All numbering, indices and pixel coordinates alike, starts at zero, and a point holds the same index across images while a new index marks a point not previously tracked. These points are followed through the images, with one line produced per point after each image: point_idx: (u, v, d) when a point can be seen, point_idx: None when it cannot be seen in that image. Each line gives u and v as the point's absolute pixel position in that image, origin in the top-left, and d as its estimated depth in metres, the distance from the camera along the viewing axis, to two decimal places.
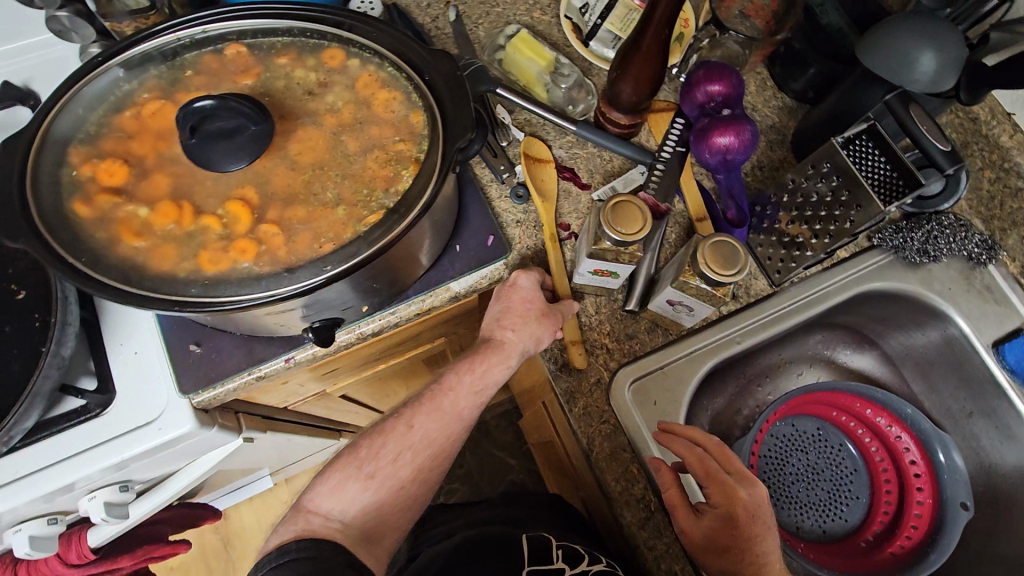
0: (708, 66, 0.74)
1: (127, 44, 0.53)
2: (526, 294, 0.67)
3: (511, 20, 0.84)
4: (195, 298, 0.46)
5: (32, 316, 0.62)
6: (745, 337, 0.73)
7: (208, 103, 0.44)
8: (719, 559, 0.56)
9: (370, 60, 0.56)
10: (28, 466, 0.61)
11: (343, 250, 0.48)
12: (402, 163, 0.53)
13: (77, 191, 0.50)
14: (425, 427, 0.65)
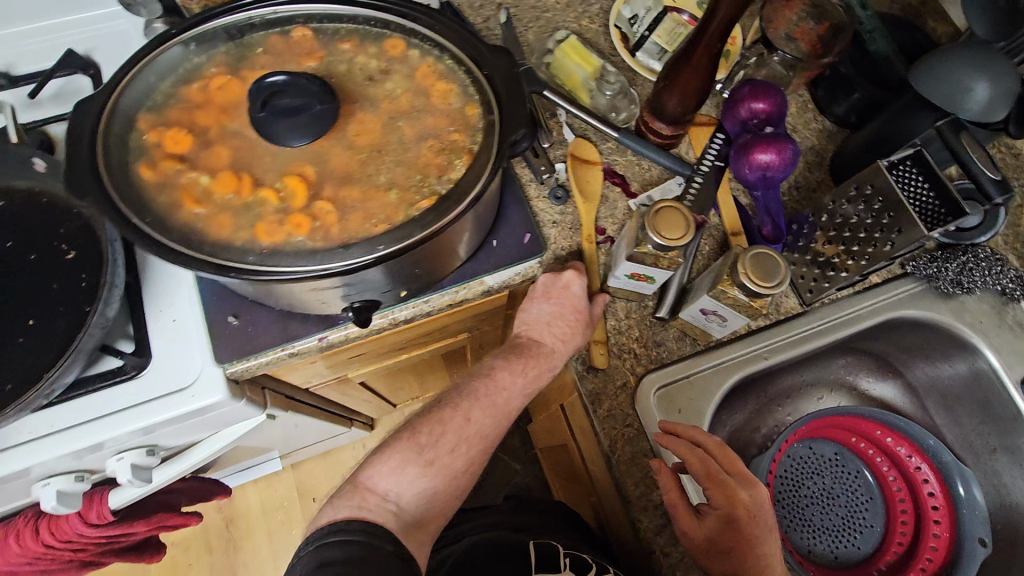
0: (753, 83, 0.76)
1: (200, 19, 0.55)
2: (578, 302, 0.68)
3: (560, 27, 0.86)
4: (251, 267, 0.48)
5: (81, 276, 0.64)
6: (773, 353, 0.73)
7: (281, 79, 0.47)
8: (721, 561, 0.57)
9: (430, 52, 0.58)
10: (64, 422, 0.63)
11: (395, 232, 0.50)
12: (455, 153, 0.54)
13: (143, 156, 0.51)
14: (481, 421, 0.66)
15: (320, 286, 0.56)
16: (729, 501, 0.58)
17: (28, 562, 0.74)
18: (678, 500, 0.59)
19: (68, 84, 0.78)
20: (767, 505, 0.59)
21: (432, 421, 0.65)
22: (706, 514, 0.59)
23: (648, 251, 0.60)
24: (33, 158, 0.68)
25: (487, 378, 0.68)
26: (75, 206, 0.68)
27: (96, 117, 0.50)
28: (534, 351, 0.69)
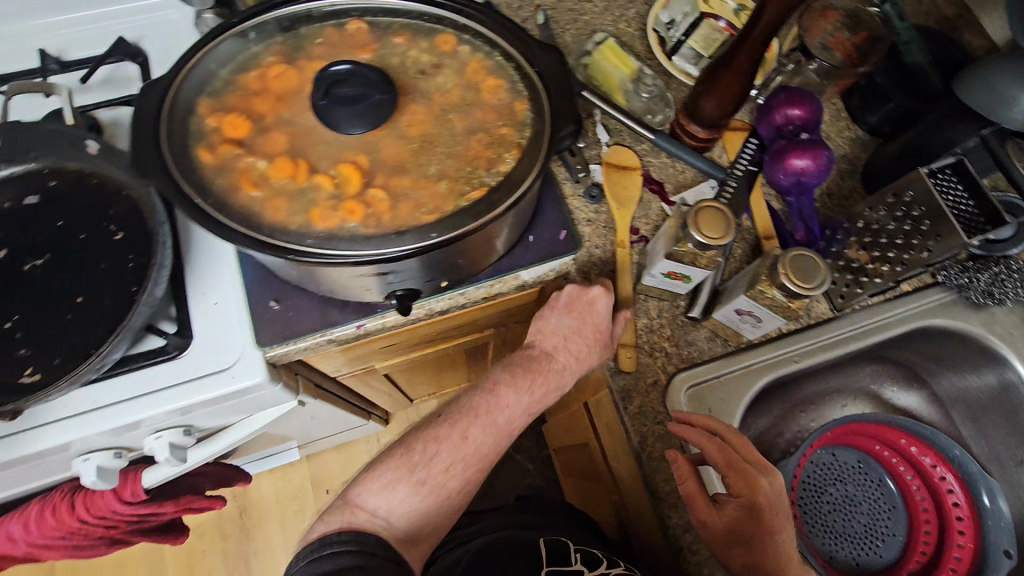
0: (788, 90, 0.76)
1: (259, 9, 0.56)
2: (600, 320, 0.67)
3: (598, 29, 0.87)
4: (310, 249, 0.49)
5: (127, 257, 0.66)
6: (804, 357, 0.73)
7: (344, 69, 0.48)
8: (743, 551, 0.57)
9: (480, 48, 0.59)
10: (109, 398, 0.64)
11: (446, 222, 0.51)
12: (503, 147, 0.55)
13: (202, 139, 0.53)
14: (479, 439, 0.66)
15: (366, 272, 0.57)
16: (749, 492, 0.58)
17: (62, 537, 0.75)
18: (696, 491, 0.60)
19: (117, 71, 0.80)
20: (785, 495, 0.60)
21: (428, 439, 0.67)
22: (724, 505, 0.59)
23: (687, 249, 0.61)
24: (87, 140, 0.69)
25: (489, 394, 0.68)
26: (124, 188, 0.69)
27: (161, 100, 0.52)
28: (544, 367, 0.69)
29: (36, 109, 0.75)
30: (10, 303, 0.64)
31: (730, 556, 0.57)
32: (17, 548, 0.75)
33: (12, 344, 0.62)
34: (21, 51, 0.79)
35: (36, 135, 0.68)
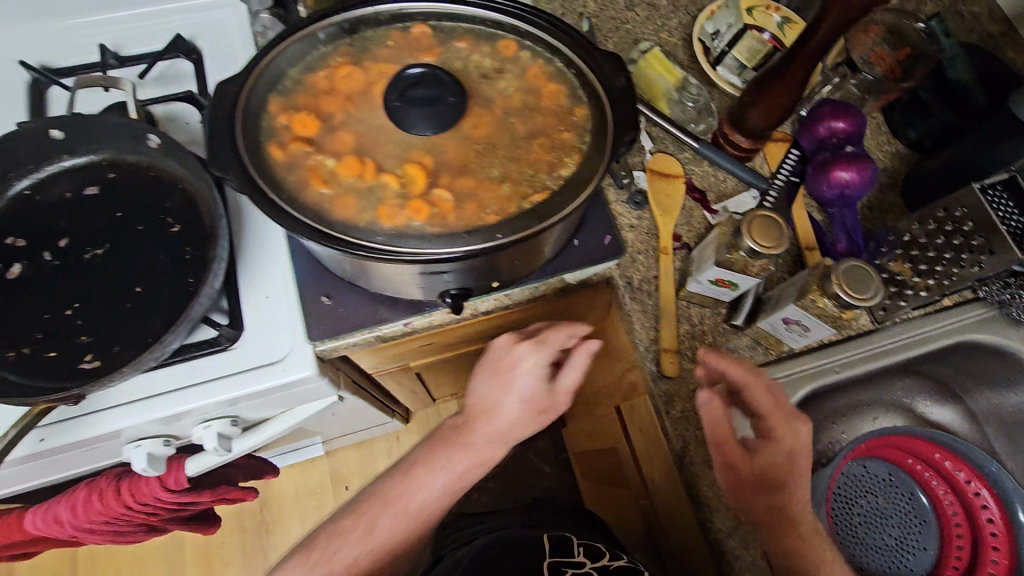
0: (833, 103, 0.77)
1: (329, 11, 0.58)
2: (535, 381, 0.68)
3: (641, 38, 0.88)
4: (381, 246, 0.50)
5: (185, 249, 0.68)
6: (845, 367, 0.74)
7: (419, 72, 0.50)
8: (756, 494, 0.61)
9: (541, 53, 0.60)
10: (165, 386, 0.65)
11: (511, 224, 0.52)
12: (564, 152, 0.56)
13: (273, 136, 0.54)
14: (386, 529, 0.70)
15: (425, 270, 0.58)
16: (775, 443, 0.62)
17: (106, 521, 0.77)
18: (722, 434, 0.63)
19: (170, 67, 0.81)
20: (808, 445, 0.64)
21: (327, 539, 0.71)
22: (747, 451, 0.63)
23: (741, 256, 0.62)
24: (148, 134, 0.69)
25: (401, 481, 0.71)
26: (181, 182, 0.70)
27: (235, 98, 0.53)
28: (465, 440, 0.69)
29: (98, 103, 0.77)
30: (71, 290, 0.66)
31: (750, 501, 0.61)
32: (63, 530, 0.76)
33: (74, 330, 0.64)
34: (81, 45, 0.81)
35: (97, 126, 0.69)
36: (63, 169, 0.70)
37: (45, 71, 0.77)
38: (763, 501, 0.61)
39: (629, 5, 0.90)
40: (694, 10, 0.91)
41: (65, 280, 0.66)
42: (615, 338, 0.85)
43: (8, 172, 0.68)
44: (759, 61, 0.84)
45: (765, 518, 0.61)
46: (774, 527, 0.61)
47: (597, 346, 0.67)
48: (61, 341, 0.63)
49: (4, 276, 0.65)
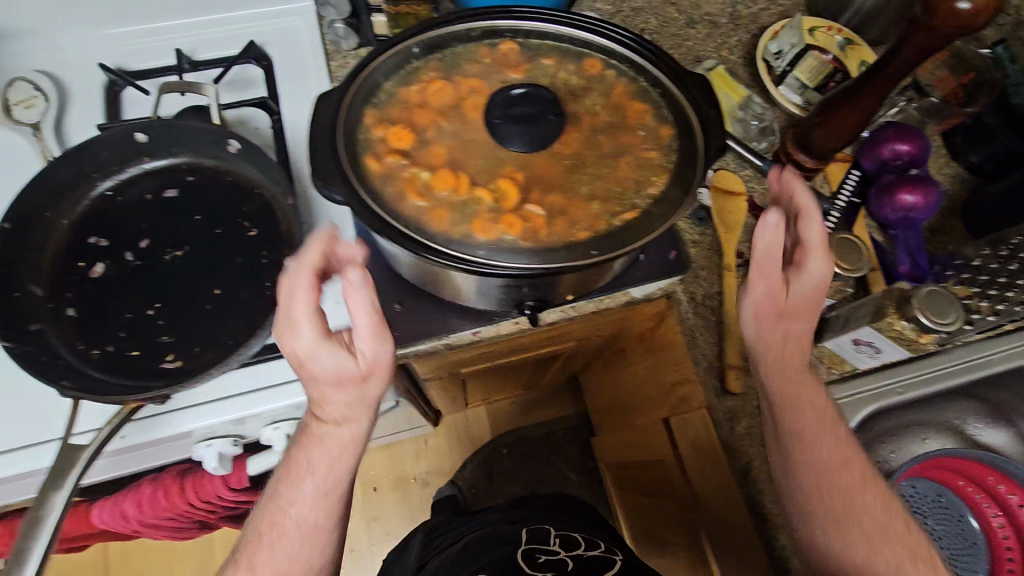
0: (897, 125, 0.77)
1: (422, 27, 0.59)
2: (326, 366, 0.54)
3: (702, 55, 0.89)
4: (485, 261, 0.52)
5: (261, 254, 0.69)
6: (907, 389, 0.74)
7: (523, 92, 0.55)
8: (773, 324, 0.60)
9: (625, 72, 0.61)
10: (243, 388, 0.67)
11: (605, 241, 0.53)
12: (650, 170, 0.57)
13: (368, 148, 0.55)
14: (270, 559, 0.59)
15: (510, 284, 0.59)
16: (808, 283, 0.58)
17: (166, 518, 0.78)
18: (761, 269, 0.59)
19: (241, 73, 0.83)
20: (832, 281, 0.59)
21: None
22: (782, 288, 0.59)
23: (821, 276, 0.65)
24: (229, 139, 0.70)
25: (271, 502, 0.60)
26: (257, 187, 0.72)
27: (335, 110, 0.54)
28: (318, 438, 0.59)
29: (173, 106, 0.79)
30: (152, 291, 0.67)
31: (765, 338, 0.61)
32: (129, 525, 0.79)
33: (155, 330, 0.65)
34: (156, 48, 0.83)
35: (179, 130, 0.70)
36: (144, 171, 0.72)
37: (122, 73, 0.79)
38: (779, 337, 0.61)
39: (690, 21, 0.91)
40: (755, 28, 0.91)
41: (146, 280, 0.67)
42: (669, 355, 0.85)
43: (92, 173, 0.70)
44: (821, 81, 0.85)
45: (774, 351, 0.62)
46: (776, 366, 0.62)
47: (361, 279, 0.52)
48: (143, 341, 0.65)
49: (88, 276, 0.67)
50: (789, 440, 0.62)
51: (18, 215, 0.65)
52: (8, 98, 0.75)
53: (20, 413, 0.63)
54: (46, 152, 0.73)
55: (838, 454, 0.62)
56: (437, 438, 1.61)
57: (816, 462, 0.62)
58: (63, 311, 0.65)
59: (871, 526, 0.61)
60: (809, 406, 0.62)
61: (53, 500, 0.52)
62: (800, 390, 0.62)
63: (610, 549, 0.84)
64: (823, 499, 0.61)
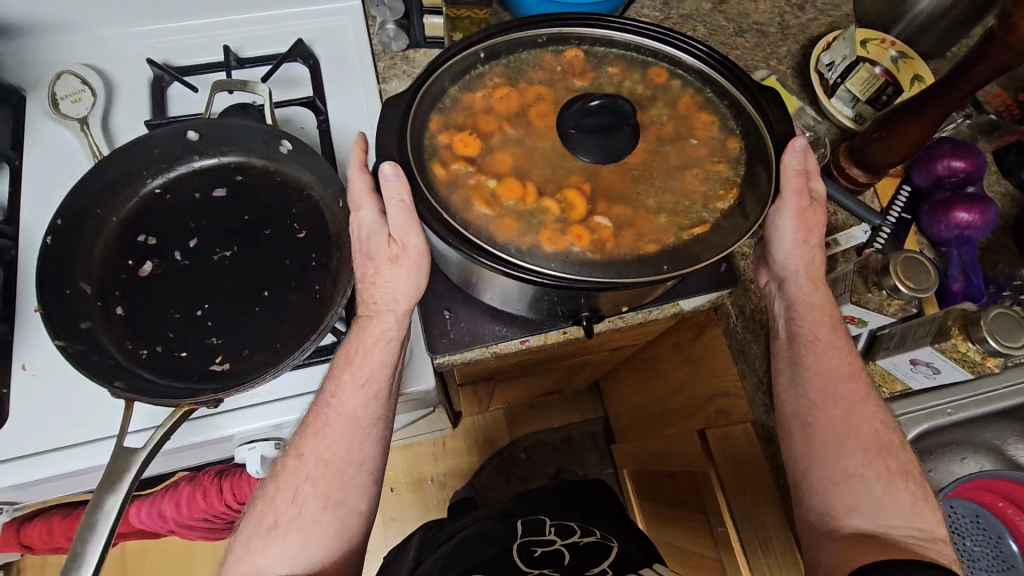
0: (953, 141, 0.76)
1: (489, 32, 0.58)
2: (373, 249, 0.59)
3: (751, 64, 0.88)
4: (559, 273, 0.51)
5: (309, 256, 0.68)
6: (959, 410, 0.71)
7: (598, 103, 0.53)
8: (804, 248, 0.65)
9: (692, 83, 0.60)
10: (291, 391, 0.67)
11: (674, 255, 0.53)
12: (718, 183, 0.56)
13: (434, 154, 0.55)
14: (315, 452, 0.60)
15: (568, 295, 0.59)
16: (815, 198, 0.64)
17: (200, 521, 0.78)
18: (792, 193, 0.59)
19: (287, 72, 0.82)
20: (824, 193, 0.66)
21: (269, 483, 0.62)
22: (811, 207, 0.62)
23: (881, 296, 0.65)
24: (281, 139, 0.69)
25: (318, 401, 0.62)
26: (307, 188, 0.71)
27: (403, 116, 0.54)
28: (362, 330, 0.62)
29: (220, 104, 0.78)
30: (200, 292, 0.66)
31: (795, 254, 0.65)
32: (165, 526, 0.79)
33: (204, 331, 0.65)
34: (201, 43, 0.82)
35: (229, 129, 0.69)
36: (193, 170, 0.71)
37: (168, 69, 0.78)
38: (811, 250, 0.65)
39: (738, 30, 0.90)
40: (804, 38, 0.90)
41: (195, 280, 0.67)
42: (706, 365, 0.85)
43: (142, 170, 0.69)
44: (873, 94, 0.83)
45: (804, 266, 0.66)
46: (794, 289, 0.66)
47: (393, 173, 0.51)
48: (192, 341, 0.64)
49: (137, 275, 0.66)
50: (798, 347, 0.66)
51: (69, 211, 0.65)
52: (55, 92, 0.75)
53: (67, 412, 0.63)
54: (94, 148, 0.73)
55: (836, 361, 0.65)
56: (454, 440, 1.59)
57: (814, 366, 0.65)
58: (112, 309, 0.64)
59: (869, 437, 0.63)
60: (829, 327, 0.66)
61: (108, 504, 0.51)
62: (820, 299, 0.66)
63: (604, 536, 0.84)
64: (821, 415, 0.64)
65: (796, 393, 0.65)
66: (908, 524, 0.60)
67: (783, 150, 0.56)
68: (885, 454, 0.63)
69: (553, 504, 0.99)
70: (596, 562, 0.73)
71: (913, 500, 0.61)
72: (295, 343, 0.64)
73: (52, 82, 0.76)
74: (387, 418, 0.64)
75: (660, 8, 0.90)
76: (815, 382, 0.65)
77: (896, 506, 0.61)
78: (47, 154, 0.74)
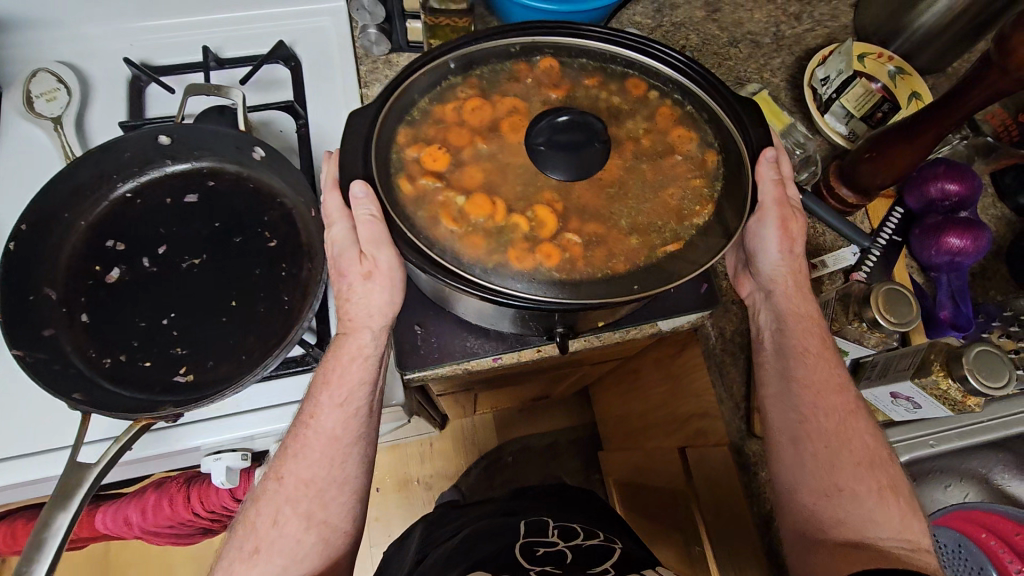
0: (949, 164, 0.73)
1: (464, 42, 0.55)
2: (349, 266, 0.57)
3: (744, 76, 0.86)
4: (540, 298, 0.50)
5: (280, 267, 0.67)
6: (940, 442, 0.70)
7: (566, 118, 0.50)
8: (789, 259, 0.63)
9: (669, 94, 0.57)
10: (256, 403, 0.66)
11: (646, 275, 0.51)
12: (694, 200, 0.54)
13: (402, 169, 0.53)
14: (294, 473, 0.59)
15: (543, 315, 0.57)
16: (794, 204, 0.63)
17: (169, 525, 0.77)
18: (773, 203, 0.59)
19: (269, 73, 0.80)
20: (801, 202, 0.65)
21: (250, 505, 0.60)
22: (793, 216, 0.61)
23: (861, 325, 0.65)
24: (254, 146, 0.68)
25: (298, 421, 0.61)
26: (280, 196, 0.70)
27: (368, 131, 0.52)
28: (341, 349, 0.60)
29: (197, 106, 0.77)
30: (167, 300, 0.65)
31: (783, 265, 0.63)
32: (132, 530, 0.79)
33: (169, 341, 0.64)
34: (181, 43, 0.81)
35: (202, 135, 0.68)
36: (165, 174, 0.70)
37: (145, 68, 0.76)
38: (796, 260, 0.64)
39: (731, 40, 0.88)
40: (800, 50, 0.88)
41: (162, 288, 0.65)
42: (686, 384, 0.84)
43: (112, 174, 0.68)
44: (868, 110, 0.81)
45: (790, 276, 0.64)
46: (779, 303, 0.65)
47: (362, 188, 0.50)
48: (156, 351, 0.63)
49: (104, 281, 0.65)
50: (786, 358, 0.64)
51: (35, 216, 0.64)
52: (31, 90, 0.74)
53: (28, 419, 0.62)
54: (66, 149, 0.71)
55: (826, 374, 0.63)
56: (441, 442, 1.58)
57: (806, 391, 0.62)
58: (76, 316, 0.63)
59: (862, 450, 0.61)
60: (820, 349, 0.64)
61: (57, 522, 0.51)
62: (807, 313, 0.65)
63: (608, 538, 0.80)
64: (811, 431, 0.61)
65: (785, 420, 0.62)
66: (897, 536, 0.58)
67: (756, 161, 0.55)
68: (874, 467, 0.60)
69: (550, 500, 0.98)
70: (599, 563, 0.69)
71: (903, 514, 0.59)
72: (261, 355, 0.63)
73: (28, 79, 0.75)
74: (369, 435, 0.62)
75: (652, 16, 0.88)
76: (804, 411, 0.62)
77: (885, 519, 0.58)
78: (22, 155, 0.73)
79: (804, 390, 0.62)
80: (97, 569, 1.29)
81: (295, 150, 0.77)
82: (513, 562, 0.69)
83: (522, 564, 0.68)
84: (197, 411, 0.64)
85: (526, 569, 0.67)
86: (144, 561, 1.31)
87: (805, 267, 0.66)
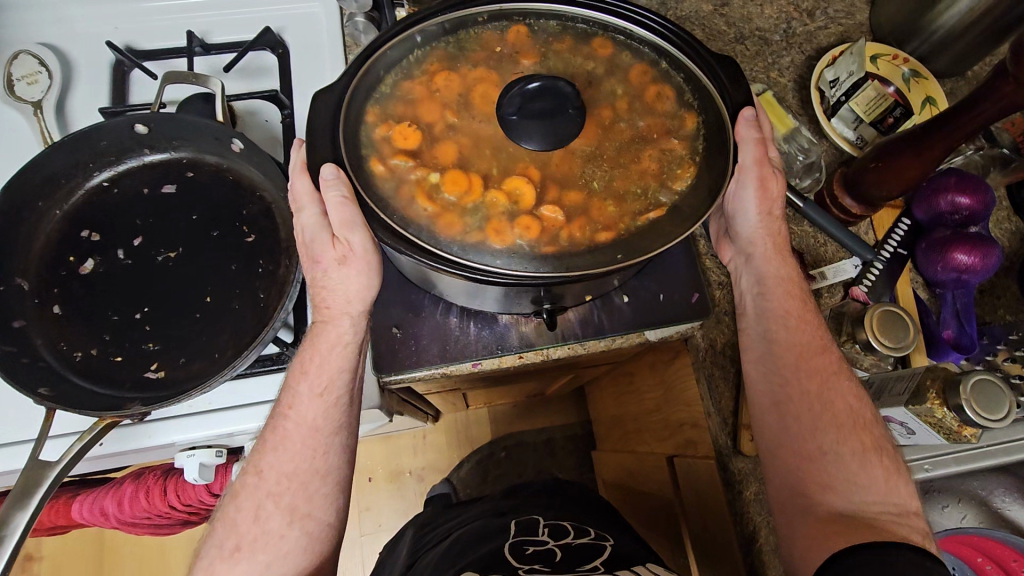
0: (961, 174, 0.69)
1: (427, 12, 0.51)
2: (322, 252, 0.53)
3: (749, 76, 0.82)
4: (530, 274, 0.47)
5: (257, 261, 0.65)
6: (933, 466, 0.66)
7: (536, 86, 0.46)
8: (766, 221, 0.60)
9: (644, 54, 0.52)
10: (231, 402, 0.65)
11: (630, 245, 0.48)
12: (674, 162, 0.50)
13: (372, 149, 0.49)
14: (277, 466, 0.56)
15: (526, 290, 0.53)
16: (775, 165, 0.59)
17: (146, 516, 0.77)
18: (753, 164, 0.56)
19: (256, 61, 0.78)
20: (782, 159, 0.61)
21: (229, 501, 0.57)
22: (773, 175, 0.58)
23: (854, 346, 0.66)
24: (232, 138, 0.65)
25: (276, 414, 0.57)
26: (258, 188, 0.68)
27: (333, 116, 0.49)
28: (318, 336, 0.56)
29: (181, 93, 0.75)
30: (141, 293, 0.64)
31: (761, 228, 0.61)
32: (108, 521, 0.79)
33: (142, 336, 0.62)
34: (167, 27, 0.79)
35: (180, 125, 0.66)
36: (144, 164, 0.69)
37: (129, 53, 0.74)
38: (776, 223, 0.61)
39: (739, 36, 0.83)
40: (810, 49, 0.84)
41: (136, 280, 0.64)
42: (676, 392, 0.80)
43: (88, 163, 0.67)
44: (878, 115, 0.77)
45: (768, 238, 0.61)
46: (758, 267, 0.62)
47: (334, 173, 0.46)
48: (128, 346, 0.62)
49: (78, 272, 0.64)
50: (770, 327, 0.62)
51: (8, 205, 0.63)
52: (12, 73, 0.72)
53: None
54: (45, 135, 0.70)
55: (806, 333, 0.61)
56: (436, 435, 1.58)
57: (804, 396, 0.59)
58: (48, 308, 0.62)
59: (843, 411, 0.58)
60: (811, 335, 0.61)
61: (15, 521, 0.50)
62: (785, 279, 0.62)
63: (599, 535, 0.77)
64: (791, 393, 0.59)
65: (779, 429, 0.59)
66: (882, 498, 0.54)
67: (734, 120, 0.51)
68: (860, 429, 0.57)
69: (536, 498, 0.95)
70: (588, 560, 0.67)
71: (894, 482, 0.55)
72: (234, 354, 0.62)
73: (8, 63, 0.73)
74: (351, 423, 0.59)
75: (656, 9, 0.84)
76: (804, 416, 0.58)
77: (868, 481, 0.55)
78: (3, 140, 0.72)
79: (790, 371, 0.60)
80: (93, 545, 1.31)
81: (279, 140, 0.75)
82: (493, 561, 0.67)
83: (510, 562, 0.66)
84: (169, 407, 0.63)
85: (514, 569, 0.65)
86: (137, 541, 1.32)
87: (785, 229, 0.63)
